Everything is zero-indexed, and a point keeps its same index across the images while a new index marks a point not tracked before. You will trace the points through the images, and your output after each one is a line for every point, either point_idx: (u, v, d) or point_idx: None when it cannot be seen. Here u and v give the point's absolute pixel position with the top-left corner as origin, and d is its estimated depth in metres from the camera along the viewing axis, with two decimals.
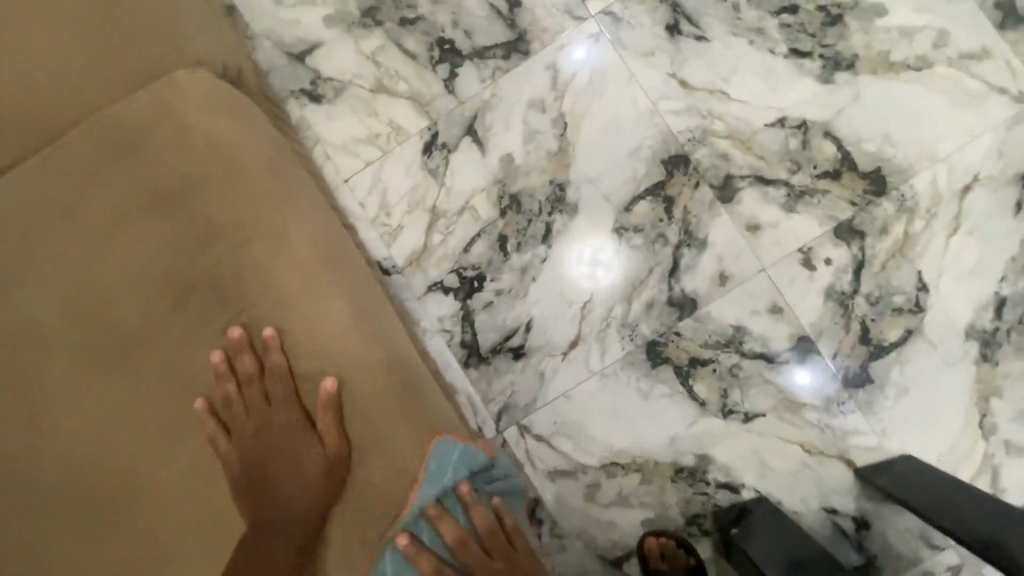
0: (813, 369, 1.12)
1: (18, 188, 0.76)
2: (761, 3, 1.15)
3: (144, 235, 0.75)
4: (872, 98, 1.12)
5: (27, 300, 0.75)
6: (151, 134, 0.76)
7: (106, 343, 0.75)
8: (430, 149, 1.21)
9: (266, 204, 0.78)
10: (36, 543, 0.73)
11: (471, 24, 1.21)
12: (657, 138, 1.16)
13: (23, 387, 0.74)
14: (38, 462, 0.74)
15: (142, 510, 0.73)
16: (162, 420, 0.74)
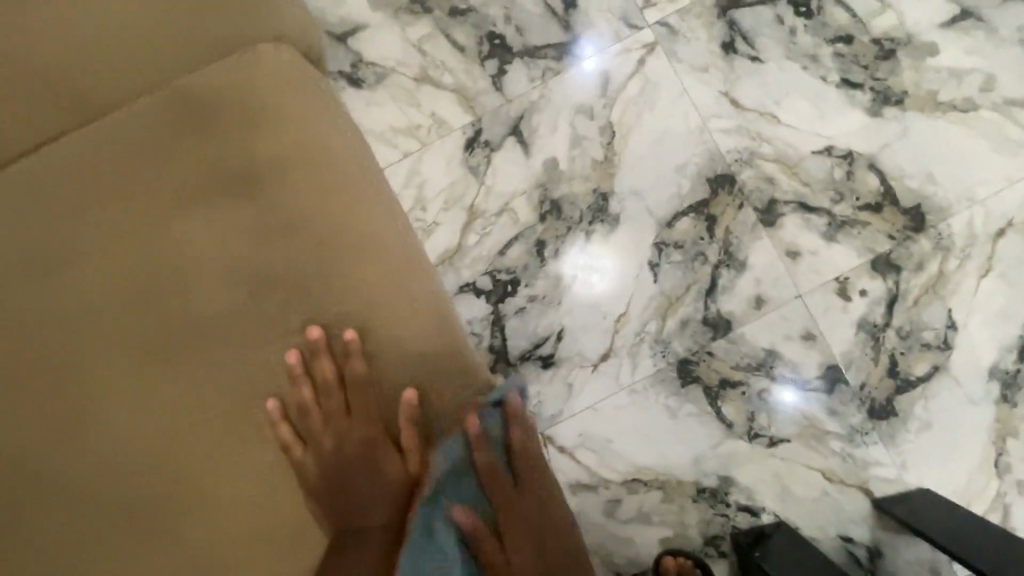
0: (795, 389, 1.14)
1: (76, 157, 0.69)
2: (817, 29, 1.15)
3: (214, 220, 0.68)
4: (917, 135, 1.14)
5: (78, 281, 0.68)
6: (229, 110, 0.69)
7: (164, 336, 0.67)
8: (472, 145, 1.17)
9: (350, 195, 0.70)
10: (65, 551, 0.65)
11: (524, 21, 1.17)
12: (705, 155, 1.15)
13: (65, 377, 0.67)
14: (75, 462, 0.66)
15: (188, 524, 0.66)
16: (221, 426, 0.67)
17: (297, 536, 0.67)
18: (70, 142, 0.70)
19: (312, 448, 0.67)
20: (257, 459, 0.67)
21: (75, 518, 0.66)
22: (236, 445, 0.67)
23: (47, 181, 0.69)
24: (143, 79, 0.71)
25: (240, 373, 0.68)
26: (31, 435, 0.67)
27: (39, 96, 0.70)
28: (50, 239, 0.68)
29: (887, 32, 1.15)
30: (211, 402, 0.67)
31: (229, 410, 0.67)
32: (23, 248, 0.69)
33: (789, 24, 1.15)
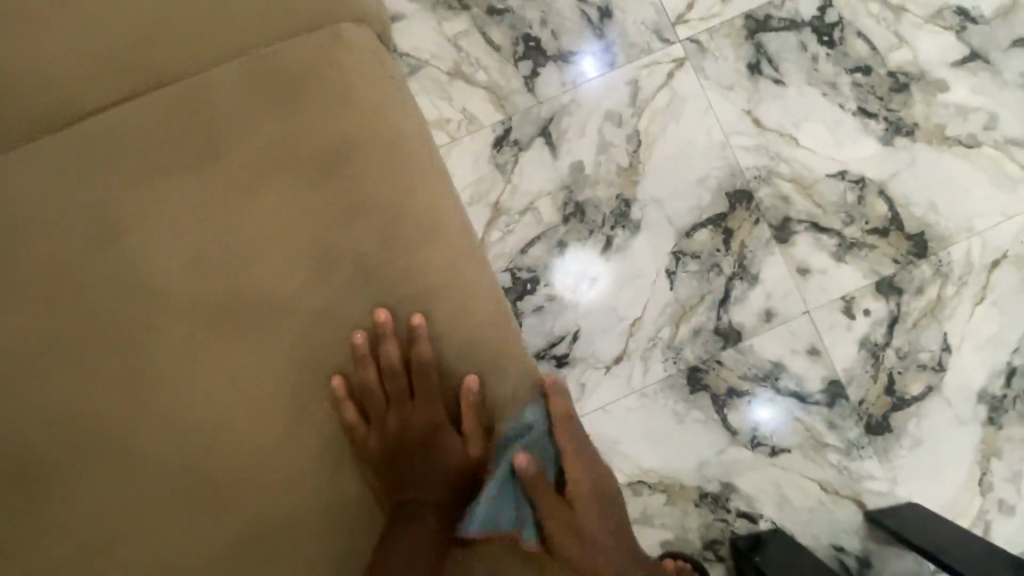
0: (770, 407, 1.17)
1: (154, 122, 0.71)
2: (838, 58, 1.21)
3: (283, 191, 0.69)
4: (925, 166, 1.20)
5: (148, 245, 0.69)
6: (306, 86, 0.71)
7: (227, 302, 0.68)
8: (500, 143, 1.18)
9: (421, 179, 0.71)
10: (114, 512, 0.66)
11: (560, 26, 1.20)
12: (725, 169, 1.19)
13: (128, 339, 0.68)
14: (130, 422, 0.67)
15: (237, 492, 0.66)
16: (279, 399, 0.67)
17: (347, 513, 0.67)
18: (148, 106, 0.71)
19: (372, 427, 0.68)
20: (310, 435, 0.67)
21: (127, 479, 0.66)
22: (294, 420, 0.67)
23: (122, 143, 0.70)
24: (223, 51, 0.73)
25: (302, 348, 0.68)
26: (89, 395, 0.67)
27: (119, 60, 0.72)
28: (122, 201, 0.70)
29: (902, 66, 1.21)
30: (268, 375, 0.68)
31: (288, 384, 0.68)
32: (94, 208, 0.70)
33: (812, 51, 1.20)
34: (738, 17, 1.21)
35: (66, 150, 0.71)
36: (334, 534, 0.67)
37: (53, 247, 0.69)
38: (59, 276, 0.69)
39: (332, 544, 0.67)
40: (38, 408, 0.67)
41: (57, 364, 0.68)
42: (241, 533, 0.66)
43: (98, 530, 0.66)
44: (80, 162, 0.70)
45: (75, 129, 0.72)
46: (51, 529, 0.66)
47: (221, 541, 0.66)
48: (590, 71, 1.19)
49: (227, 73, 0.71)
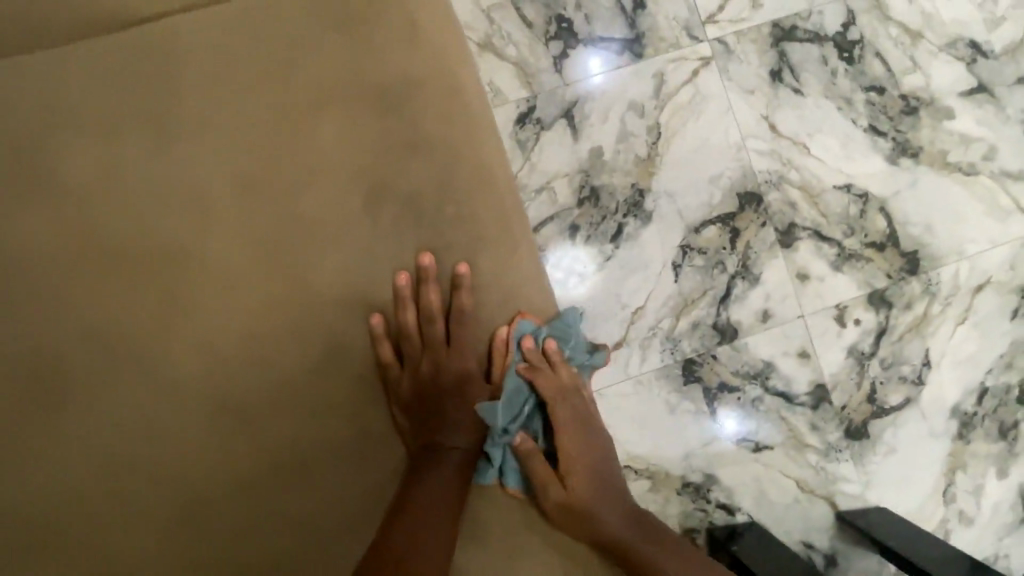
0: (735, 416, 1.21)
1: (209, 40, 0.69)
2: (855, 75, 1.25)
3: (337, 130, 0.69)
4: (925, 188, 1.25)
5: (194, 165, 0.69)
6: (367, 22, 0.69)
7: (273, 237, 0.69)
8: (523, 120, 1.19)
9: (475, 130, 0.71)
10: (142, 430, 0.68)
11: (593, 11, 1.20)
12: (739, 170, 1.22)
13: (166, 258, 0.68)
14: (169, 345, 0.68)
15: (269, 421, 0.69)
16: (309, 335, 0.69)
17: (365, 449, 0.71)
18: (204, 23, 0.70)
19: (406, 368, 0.73)
20: (336, 375, 0.70)
21: (156, 398, 0.68)
22: (326, 357, 0.70)
23: (174, 58, 0.69)
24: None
25: (341, 286, 0.69)
26: (129, 316, 0.68)
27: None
28: (169, 118, 0.69)
29: (914, 90, 1.25)
30: (301, 312, 0.69)
31: (321, 321, 0.69)
32: (140, 121, 0.69)
33: (832, 66, 1.24)
34: (766, 24, 1.23)
35: (113, 58, 0.69)
36: (354, 467, 0.71)
37: (92, 158, 0.68)
38: (100, 188, 0.68)
39: (350, 477, 0.71)
40: (68, 322, 0.68)
41: (93, 282, 0.68)
42: (264, 460, 0.69)
43: (122, 446, 0.68)
44: (127, 73, 0.69)
45: (124, 37, 0.70)
46: (77, 441, 0.68)
47: (244, 466, 0.69)
48: (598, 70, 1.20)
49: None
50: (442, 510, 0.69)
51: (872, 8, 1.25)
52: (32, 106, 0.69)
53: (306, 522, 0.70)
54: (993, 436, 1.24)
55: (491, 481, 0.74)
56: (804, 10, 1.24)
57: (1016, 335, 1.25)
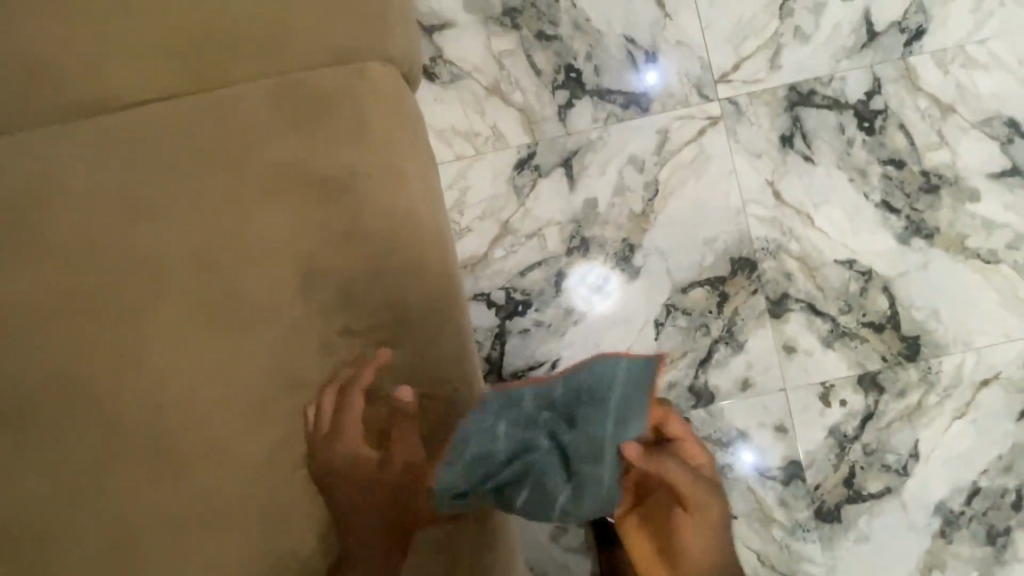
0: (756, 451, 1.20)
1: (189, 123, 0.77)
2: (873, 147, 1.19)
3: (288, 210, 0.75)
4: (937, 272, 1.19)
5: (156, 234, 0.74)
6: (329, 118, 0.76)
7: (216, 302, 0.73)
8: (522, 166, 1.21)
9: (419, 219, 0.77)
10: (81, 465, 0.71)
11: (603, 62, 1.21)
12: (735, 235, 1.20)
13: (119, 313, 0.73)
14: (110, 390, 0.72)
15: (196, 468, 0.71)
16: (249, 386, 0.72)
17: (283, 511, 0.71)
18: (184, 105, 0.77)
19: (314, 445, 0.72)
20: (268, 427, 0.72)
21: (97, 437, 0.72)
22: (262, 408, 0.72)
23: (157, 136, 0.77)
24: (264, 68, 0.79)
25: (282, 346, 0.73)
26: (82, 357, 0.73)
27: (175, 51, 0.79)
28: (142, 190, 0.75)
29: (937, 167, 1.19)
30: (244, 364, 0.73)
31: (263, 376, 0.73)
32: (117, 190, 0.75)
33: (849, 135, 1.19)
34: (782, 86, 1.20)
35: (105, 129, 0.77)
36: (271, 527, 0.71)
37: (71, 213, 0.75)
38: (73, 247, 0.75)
39: (268, 535, 0.71)
40: (32, 356, 0.73)
41: (53, 326, 0.74)
42: (190, 507, 0.71)
43: (60, 477, 0.71)
44: (115, 146, 0.77)
45: (120, 113, 0.78)
46: (22, 468, 0.72)
47: (170, 512, 0.71)
48: (602, 121, 1.21)
49: (262, 88, 0.77)
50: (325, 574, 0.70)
51: (902, 77, 1.19)
52: (39, 162, 0.77)
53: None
54: (980, 539, 1.17)
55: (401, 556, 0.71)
56: (825, 75, 1.20)
57: (1020, 437, 1.18)
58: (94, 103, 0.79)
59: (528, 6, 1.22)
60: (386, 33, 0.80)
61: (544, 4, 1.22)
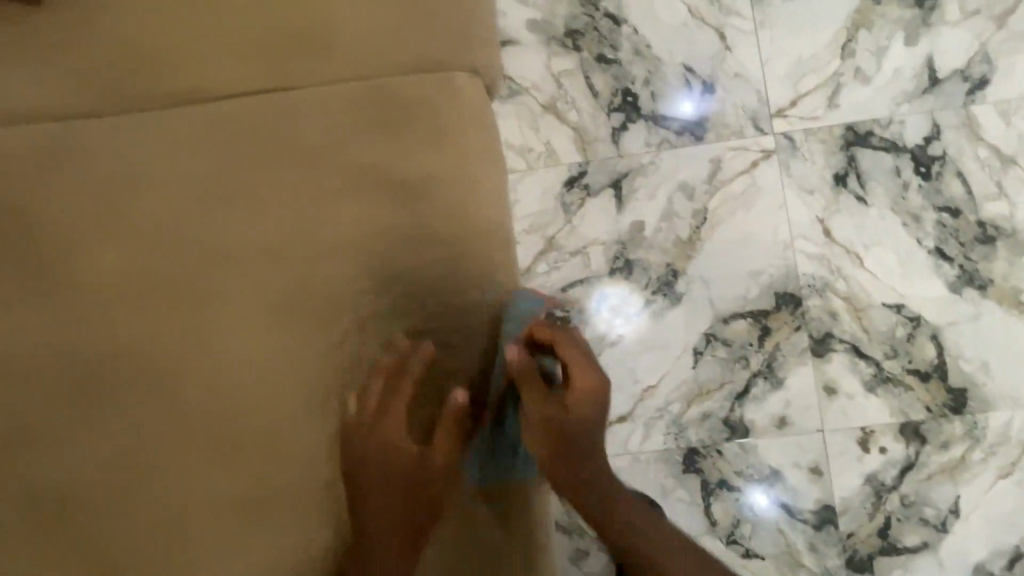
0: (773, 492, 1.17)
1: (270, 118, 0.79)
2: (929, 192, 1.18)
3: (366, 208, 0.77)
4: (989, 325, 1.16)
5: (231, 226, 0.77)
6: (413, 121, 0.78)
7: (289, 292, 0.76)
8: (571, 184, 1.22)
9: (490, 227, 0.79)
10: (141, 445, 0.75)
11: (661, 88, 1.23)
12: (781, 269, 1.19)
13: (194, 296, 0.76)
14: (179, 370, 0.75)
15: (253, 451, 0.75)
16: (310, 381, 0.76)
17: (332, 507, 0.75)
18: (271, 98, 0.79)
19: (368, 451, 0.74)
20: (324, 422, 0.76)
21: (156, 416, 0.75)
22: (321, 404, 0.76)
23: (240, 127, 0.78)
24: (347, 67, 0.80)
25: (346, 346, 0.76)
26: (154, 337, 0.76)
27: (259, 46, 0.80)
28: (223, 179, 0.77)
29: (995, 218, 1.17)
30: (306, 361, 0.76)
31: (328, 374, 0.76)
32: (196, 178, 0.78)
33: (904, 178, 1.18)
34: (839, 125, 1.20)
35: (191, 116, 0.79)
36: (318, 521, 0.75)
37: (153, 195, 0.77)
38: (149, 232, 0.77)
39: (317, 527, 0.75)
40: (102, 336, 0.76)
41: (126, 302, 0.76)
42: (243, 494, 0.75)
43: (121, 454, 0.75)
44: (198, 134, 0.79)
45: (203, 103, 0.80)
46: (88, 439, 0.75)
47: (224, 498, 0.75)
48: (654, 145, 1.22)
49: (348, 87, 0.79)
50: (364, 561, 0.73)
51: (962, 125, 1.18)
52: (117, 145, 0.79)
53: (264, 567, 0.74)
54: None
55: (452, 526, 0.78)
56: (883, 117, 1.19)
57: None
58: (174, 91, 0.80)
59: (590, 29, 1.24)
60: (472, 45, 0.82)
61: (607, 28, 1.24)
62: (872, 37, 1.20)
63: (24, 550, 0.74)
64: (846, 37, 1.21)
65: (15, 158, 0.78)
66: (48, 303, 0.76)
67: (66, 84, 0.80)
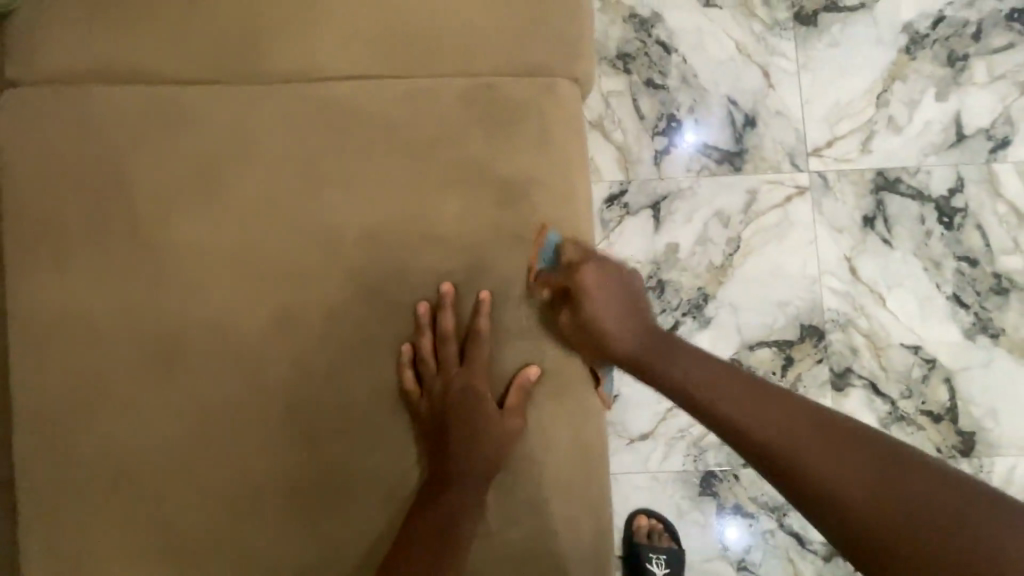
0: (739, 524, 1.19)
1: (386, 106, 0.84)
2: (951, 241, 1.24)
3: (459, 202, 0.83)
4: (999, 372, 1.21)
5: (341, 205, 0.82)
6: (512, 125, 0.84)
7: (380, 275, 0.82)
8: (612, 201, 1.25)
9: (575, 231, 0.85)
10: (225, 412, 0.80)
11: (704, 117, 1.26)
12: (808, 302, 1.23)
13: (287, 272, 0.81)
14: (265, 342, 0.81)
15: (327, 424, 0.80)
16: (407, 359, 0.81)
17: (400, 492, 0.80)
18: (377, 90, 0.84)
19: (459, 432, 0.80)
20: (411, 405, 0.81)
21: (238, 384, 0.80)
22: (414, 383, 0.81)
23: (346, 116, 0.83)
24: (447, 71, 0.86)
25: (446, 331, 0.81)
26: (245, 309, 0.81)
27: (365, 44, 0.85)
28: (327, 163, 0.83)
29: (1009, 272, 1.23)
30: (396, 344, 0.81)
31: (428, 356, 0.82)
32: (300, 160, 0.83)
33: (928, 226, 1.24)
34: (870, 170, 1.25)
35: (297, 100, 0.84)
36: (388, 504, 0.80)
37: (257, 172, 0.82)
38: (260, 204, 0.82)
39: (383, 508, 0.80)
40: (199, 307, 0.81)
41: (222, 271, 0.81)
42: (316, 471, 0.80)
43: (203, 422, 0.80)
44: (305, 117, 0.83)
45: (311, 89, 0.84)
46: (167, 400, 0.80)
47: (300, 474, 0.80)
48: (695, 170, 1.25)
49: (452, 88, 0.84)
50: (427, 543, 0.75)
51: (984, 180, 1.25)
52: (233, 120, 0.83)
53: (330, 545, 0.79)
54: None
55: (505, 521, 0.80)
56: (912, 166, 1.25)
57: None
58: (287, 76, 0.85)
59: (641, 54, 1.27)
60: (571, 59, 0.87)
61: (657, 54, 1.27)
62: (906, 89, 1.26)
63: (106, 508, 0.79)
64: (881, 88, 1.27)
65: (130, 129, 0.83)
66: (146, 270, 0.81)
67: (179, 65, 0.85)
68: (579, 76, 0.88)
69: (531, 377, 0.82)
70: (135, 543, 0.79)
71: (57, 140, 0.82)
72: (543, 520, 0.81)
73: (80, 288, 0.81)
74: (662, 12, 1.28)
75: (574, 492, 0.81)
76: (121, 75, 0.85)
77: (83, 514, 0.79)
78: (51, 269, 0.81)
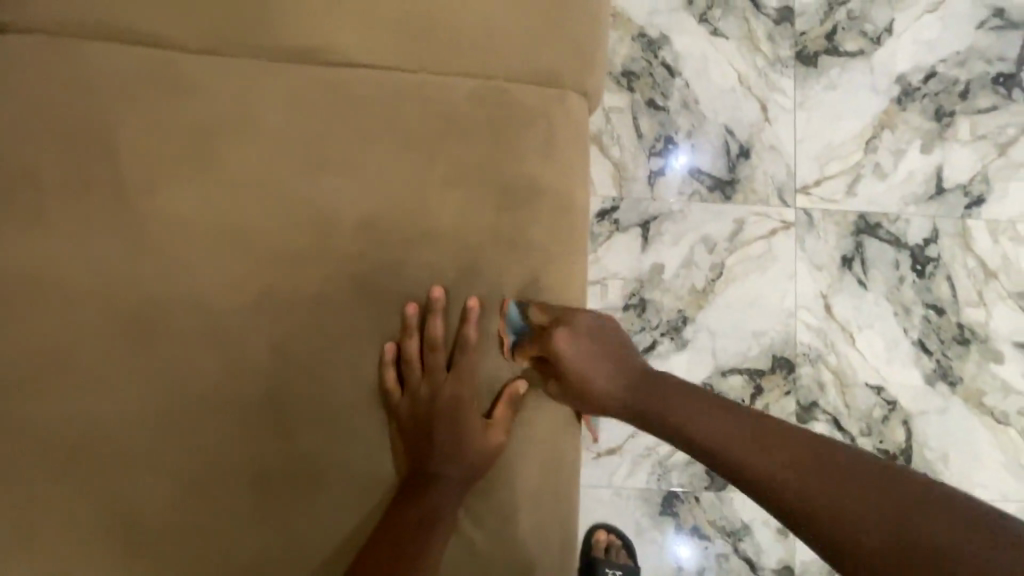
0: (693, 546, 1.21)
1: (392, 97, 0.82)
2: (921, 289, 1.28)
3: (455, 204, 0.82)
4: (953, 419, 1.26)
5: (337, 193, 0.80)
6: (516, 132, 0.84)
7: (368, 269, 0.80)
8: (603, 216, 1.25)
9: (570, 244, 0.85)
10: (191, 393, 0.77)
11: (700, 142, 1.28)
12: (782, 334, 1.25)
13: (271, 256, 0.79)
14: (241, 325, 0.78)
15: (297, 415, 0.78)
16: (390, 358, 0.80)
17: (368, 492, 0.79)
18: (382, 80, 0.83)
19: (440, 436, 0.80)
20: (391, 404, 0.80)
21: (207, 366, 0.77)
22: (395, 382, 0.80)
23: (348, 103, 0.82)
24: (455, 70, 0.85)
25: (435, 335, 0.80)
26: (223, 290, 0.78)
27: (374, 33, 0.84)
28: (324, 148, 0.81)
29: (972, 324, 1.28)
30: (381, 342, 0.80)
31: (414, 358, 0.80)
32: (296, 143, 0.81)
33: (901, 272, 1.28)
34: (852, 212, 1.29)
35: (300, 82, 0.82)
36: (357, 502, 0.79)
37: (249, 150, 0.80)
38: (250, 183, 0.80)
39: (348, 506, 0.79)
40: (175, 284, 0.78)
41: (202, 248, 0.79)
42: (281, 462, 0.78)
43: (167, 403, 0.77)
44: (306, 100, 0.81)
45: (314, 71, 0.82)
46: (131, 376, 0.77)
47: (267, 464, 0.78)
48: (686, 193, 1.27)
49: (458, 88, 0.84)
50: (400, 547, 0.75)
51: (957, 233, 1.30)
52: (233, 94, 0.81)
53: (288, 539, 0.78)
54: None
55: (471, 527, 0.80)
56: (892, 213, 1.29)
57: None
58: (291, 56, 0.83)
59: (646, 74, 1.29)
60: (581, 74, 0.87)
61: (661, 76, 1.29)
62: (894, 138, 1.31)
63: (55, 484, 0.75)
64: (871, 134, 1.31)
65: (125, 91, 0.80)
66: (121, 239, 0.78)
67: (179, 31, 0.82)
68: (587, 91, 0.89)
69: (519, 391, 0.82)
70: (82, 523, 0.75)
71: (42, 91, 0.78)
72: (509, 533, 0.80)
73: (50, 251, 0.77)
74: (671, 35, 1.29)
75: (544, 506, 0.82)
76: (116, 33, 0.81)
77: (26, 490, 0.75)
78: (19, 227, 0.77)
